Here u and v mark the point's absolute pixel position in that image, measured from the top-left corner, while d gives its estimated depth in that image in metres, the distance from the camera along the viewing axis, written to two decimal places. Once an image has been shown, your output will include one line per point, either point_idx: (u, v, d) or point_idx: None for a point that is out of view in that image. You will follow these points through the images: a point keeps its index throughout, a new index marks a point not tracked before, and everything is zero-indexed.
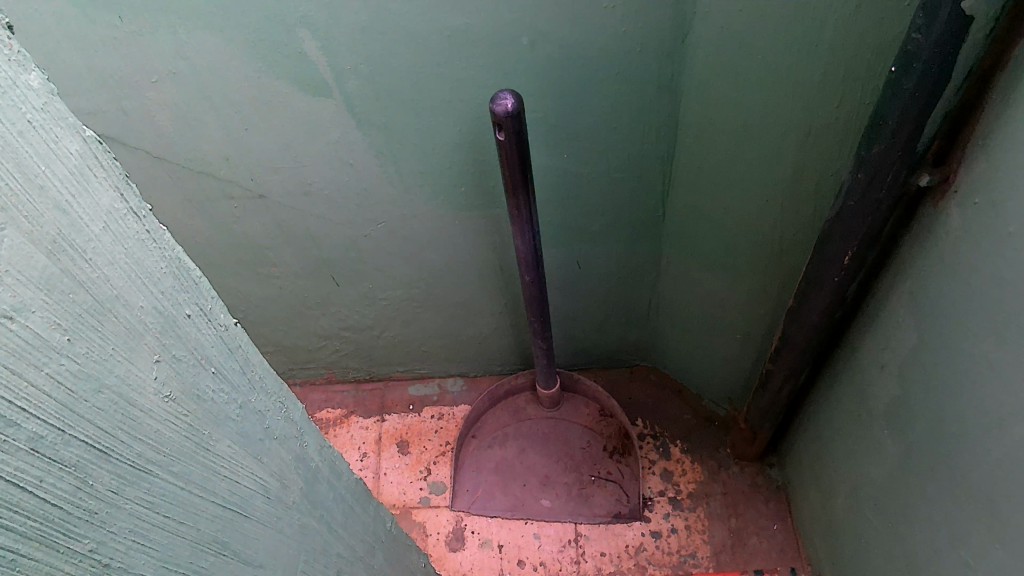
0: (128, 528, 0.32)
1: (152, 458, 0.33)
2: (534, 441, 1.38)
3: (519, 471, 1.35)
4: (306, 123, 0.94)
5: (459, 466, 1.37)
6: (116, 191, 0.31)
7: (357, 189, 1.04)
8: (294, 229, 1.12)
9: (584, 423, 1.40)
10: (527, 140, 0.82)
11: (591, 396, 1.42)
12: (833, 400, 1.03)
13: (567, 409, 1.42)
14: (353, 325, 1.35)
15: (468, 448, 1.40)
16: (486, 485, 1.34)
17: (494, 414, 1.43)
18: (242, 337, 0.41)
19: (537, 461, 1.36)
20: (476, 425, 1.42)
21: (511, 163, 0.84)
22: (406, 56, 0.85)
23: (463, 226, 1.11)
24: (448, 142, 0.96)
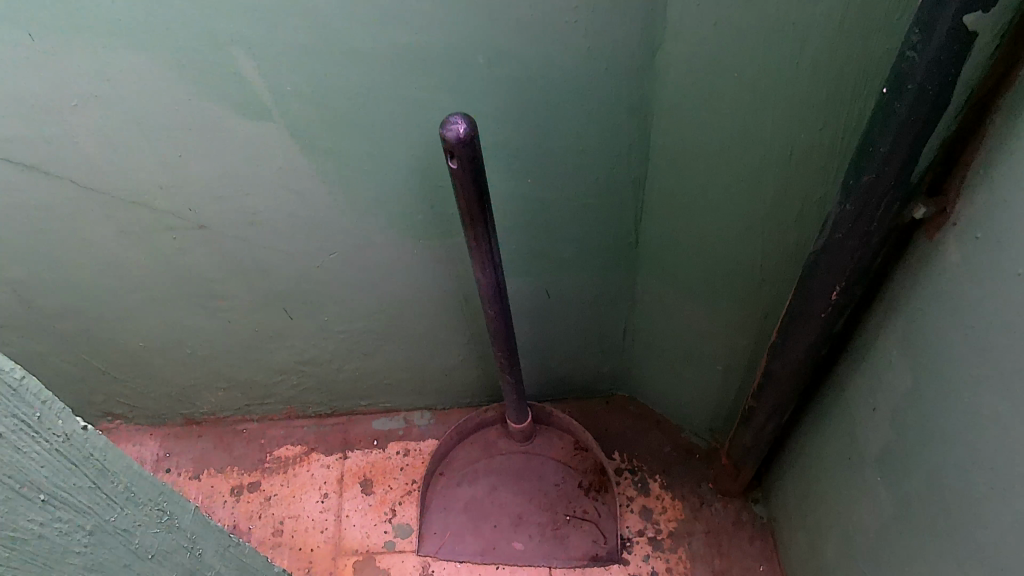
0: None
1: None
2: (505, 478, 1.30)
3: (490, 511, 1.26)
4: (244, 148, 0.86)
5: (426, 507, 1.28)
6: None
7: (306, 218, 0.96)
8: (239, 261, 1.03)
9: (558, 457, 1.32)
10: (482, 168, 0.75)
11: (565, 427, 1.34)
12: (818, 440, 0.96)
13: (540, 442, 1.33)
14: (312, 359, 1.26)
15: (435, 486, 1.31)
16: (454, 527, 1.25)
17: (464, 449, 1.34)
18: (63, 415, 0.45)
19: (508, 499, 1.27)
20: (444, 461, 1.33)
21: (463, 193, 0.77)
22: (351, 75, 0.77)
23: (423, 255, 1.03)
24: (403, 168, 0.88)
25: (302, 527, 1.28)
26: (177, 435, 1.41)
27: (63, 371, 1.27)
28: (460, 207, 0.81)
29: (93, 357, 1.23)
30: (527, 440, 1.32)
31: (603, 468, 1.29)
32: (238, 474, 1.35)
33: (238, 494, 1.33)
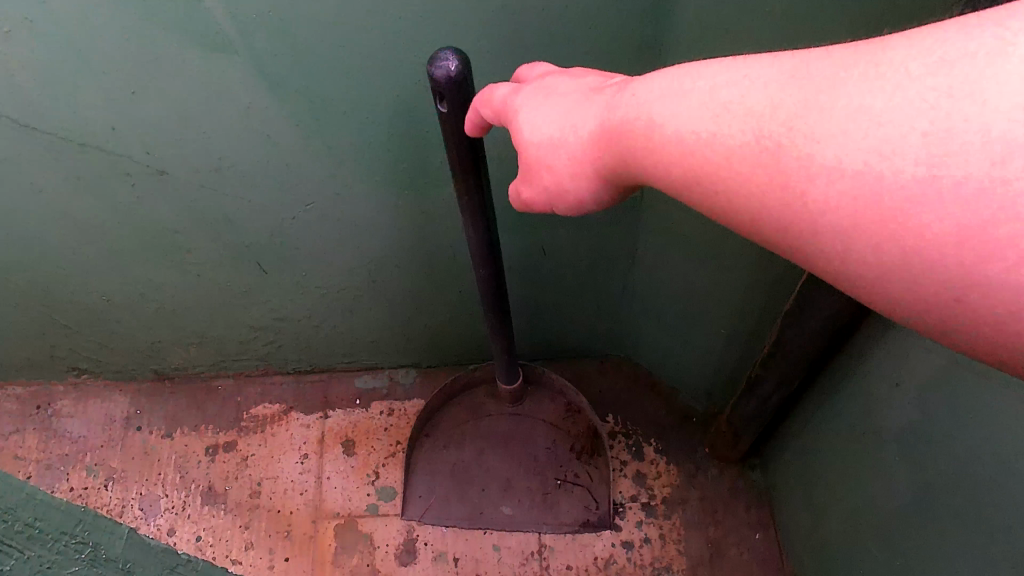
0: None
1: None
2: (494, 442, 1.22)
3: (477, 475, 1.20)
4: (207, 87, 0.76)
5: (409, 471, 1.21)
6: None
7: (279, 166, 0.87)
8: (206, 211, 0.94)
9: (549, 420, 1.24)
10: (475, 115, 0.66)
11: (557, 389, 1.26)
12: (828, 412, 0.91)
13: (531, 404, 1.26)
14: (289, 315, 1.18)
15: (419, 448, 1.23)
16: (439, 491, 1.19)
17: (450, 411, 1.26)
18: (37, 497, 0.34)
19: (496, 464, 1.21)
20: (429, 422, 1.25)
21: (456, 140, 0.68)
22: (326, 5, 0.67)
23: (408, 208, 0.95)
24: (386, 112, 0.79)
25: (280, 489, 1.22)
26: (148, 392, 1.34)
27: (20, 325, 1.18)
28: (450, 158, 0.73)
29: (53, 312, 1.15)
30: (518, 402, 1.24)
31: (597, 432, 1.22)
32: (212, 434, 1.29)
33: (212, 454, 1.27)
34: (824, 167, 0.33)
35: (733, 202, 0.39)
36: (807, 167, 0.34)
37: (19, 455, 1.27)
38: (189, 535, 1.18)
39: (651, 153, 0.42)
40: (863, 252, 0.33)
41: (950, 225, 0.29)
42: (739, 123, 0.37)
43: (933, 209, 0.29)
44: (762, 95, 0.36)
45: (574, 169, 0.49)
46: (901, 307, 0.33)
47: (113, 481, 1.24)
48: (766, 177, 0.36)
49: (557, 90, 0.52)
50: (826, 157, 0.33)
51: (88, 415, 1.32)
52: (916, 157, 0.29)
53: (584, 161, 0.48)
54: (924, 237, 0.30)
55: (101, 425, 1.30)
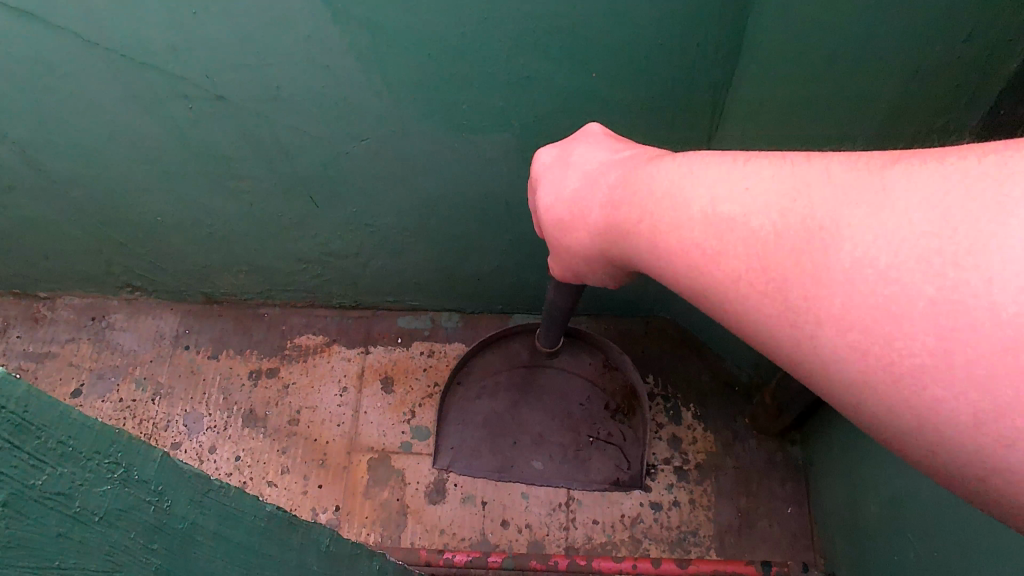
0: None
1: None
2: (528, 393, 1.19)
3: (510, 427, 1.18)
4: (266, 13, 0.75)
5: (443, 417, 1.21)
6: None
7: (336, 99, 0.86)
8: (262, 139, 0.94)
9: (586, 375, 1.20)
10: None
11: (597, 344, 1.21)
12: None
13: (568, 357, 1.21)
14: (337, 250, 1.19)
15: (452, 395, 1.22)
16: (472, 441, 1.19)
17: (485, 356, 1.22)
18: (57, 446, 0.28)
19: (530, 416, 1.18)
20: (463, 367, 1.22)
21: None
22: None
23: (464, 150, 0.93)
24: (447, 49, 0.77)
25: (318, 419, 1.25)
26: (197, 312, 1.37)
27: (78, 238, 1.21)
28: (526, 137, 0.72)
29: (111, 227, 1.17)
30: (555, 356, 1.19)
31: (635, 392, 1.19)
32: (256, 359, 1.32)
33: (255, 378, 1.30)
34: (835, 303, 0.28)
35: (764, 323, 0.31)
36: (803, 283, 0.29)
37: (73, 363, 1.32)
38: (229, 454, 1.22)
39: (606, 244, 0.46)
40: (884, 402, 0.27)
41: (1004, 401, 0.22)
42: (739, 235, 0.33)
43: (979, 378, 0.23)
44: (781, 206, 0.31)
45: (568, 234, 0.51)
46: (944, 475, 0.26)
47: (160, 395, 1.28)
48: (782, 301, 0.30)
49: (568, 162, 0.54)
50: (835, 272, 0.28)
51: (139, 331, 1.36)
52: (965, 315, 0.23)
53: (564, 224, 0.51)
54: (969, 407, 0.24)
55: (151, 341, 1.34)
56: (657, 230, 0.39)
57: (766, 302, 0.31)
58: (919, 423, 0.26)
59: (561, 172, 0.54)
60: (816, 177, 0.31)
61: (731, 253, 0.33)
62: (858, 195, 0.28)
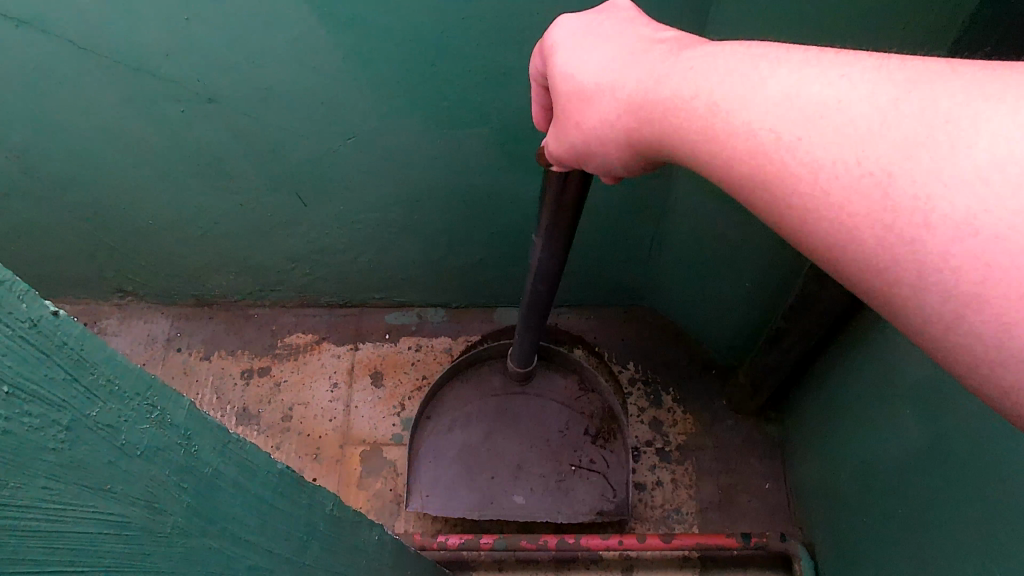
0: None
1: None
2: (502, 423, 1.19)
3: (487, 460, 1.16)
4: (257, 17, 0.78)
5: (414, 457, 1.17)
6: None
7: (324, 98, 0.90)
8: (252, 139, 0.98)
9: (560, 399, 1.22)
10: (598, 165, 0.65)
11: (570, 366, 1.25)
12: (847, 366, 0.93)
13: (542, 382, 1.24)
14: (325, 248, 1.22)
15: (423, 432, 1.20)
16: (446, 478, 1.15)
17: (456, 391, 1.23)
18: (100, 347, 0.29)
19: (506, 447, 1.17)
20: (432, 405, 1.22)
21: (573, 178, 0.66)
22: None
23: (447, 145, 0.97)
24: (429, 47, 0.81)
25: (311, 414, 1.28)
26: (188, 315, 1.40)
27: (70, 244, 1.24)
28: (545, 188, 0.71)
29: (103, 232, 1.20)
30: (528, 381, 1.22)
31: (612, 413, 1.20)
32: (248, 358, 1.35)
33: (248, 377, 1.33)
34: (957, 207, 0.23)
35: (827, 226, 0.27)
36: (891, 157, 0.25)
37: None
38: None
39: (647, 116, 0.39)
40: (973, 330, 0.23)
41: None
42: (832, 121, 0.27)
43: None
44: (894, 93, 0.26)
45: (586, 109, 0.45)
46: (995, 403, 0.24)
47: None
48: (870, 205, 0.25)
49: (597, 33, 0.47)
50: (962, 170, 0.23)
51: (132, 335, 1.38)
52: None
53: (590, 95, 0.44)
54: None
55: (144, 344, 1.37)
56: (712, 92, 0.34)
57: (836, 172, 0.26)
58: (988, 367, 0.23)
59: (576, 43, 0.47)
60: (941, 68, 0.25)
61: (817, 141, 0.27)
62: (999, 89, 0.23)
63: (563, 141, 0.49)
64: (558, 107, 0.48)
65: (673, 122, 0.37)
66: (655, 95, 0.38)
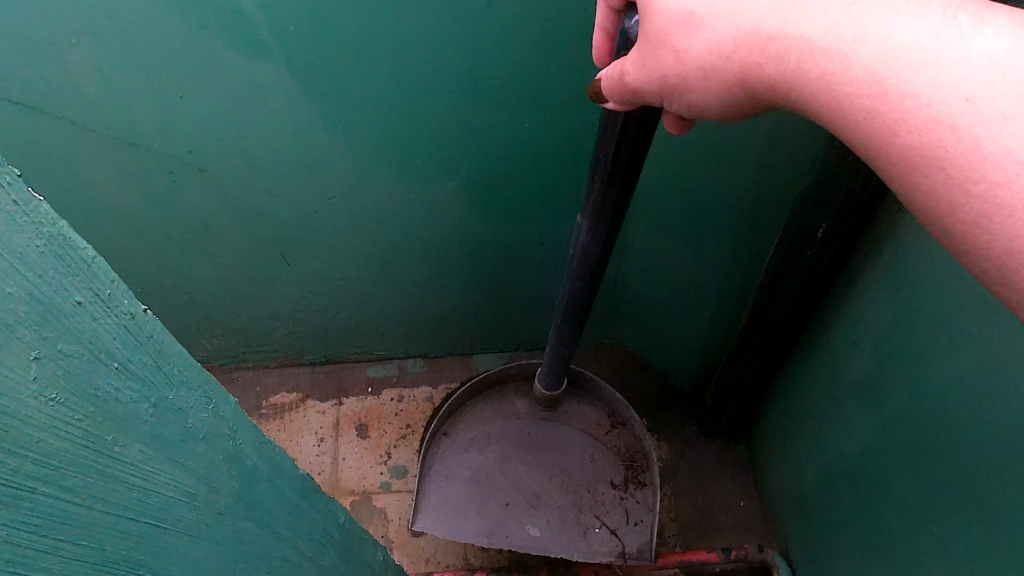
0: (40, 524, 0.27)
1: (37, 469, 0.27)
2: (522, 448, 1.19)
3: (501, 485, 1.15)
4: (245, 90, 0.87)
5: (425, 474, 1.16)
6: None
7: (307, 161, 0.98)
8: (239, 203, 1.05)
9: (586, 431, 1.22)
10: (653, 126, 0.61)
11: (599, 397, 1.24)
12: (801, 377, 1.01)
13: (569, 412, 1.23)
14: (308, 305, 1.28)
15: (437, 448, 1.20)
16: (457, 499, 1.14)
17: (477, 411, 1.24)
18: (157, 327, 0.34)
19: (524, 475, 1.17)
20: (450, 422, 1.22)
21: (625, 143, 0.62)
22: (352, 15, 0.77)
23: (421, 199, 1.06)
24: (403, 109, 0.90)
25: None
26: None
27: None
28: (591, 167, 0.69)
29: None
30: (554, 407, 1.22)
31: (638, 451, 1.19)
32: None
33: None
34: None
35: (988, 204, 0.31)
36: None
37: None
38: None
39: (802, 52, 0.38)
40: None
41: None
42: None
43: None
44: None
45: (701, 43, 0.43)
46: None
47: None
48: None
49: None
50: None
51: None
52: None
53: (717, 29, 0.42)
54: None
55: None
56: (886, 37, 0.35)
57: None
58: None
59: None
60: None
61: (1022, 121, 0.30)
62: None
63: (642, 67, 0.47)
64: (645, 29, 0.46)
65: (823, 70, 0.37)
66: (802, 32, 0.38)
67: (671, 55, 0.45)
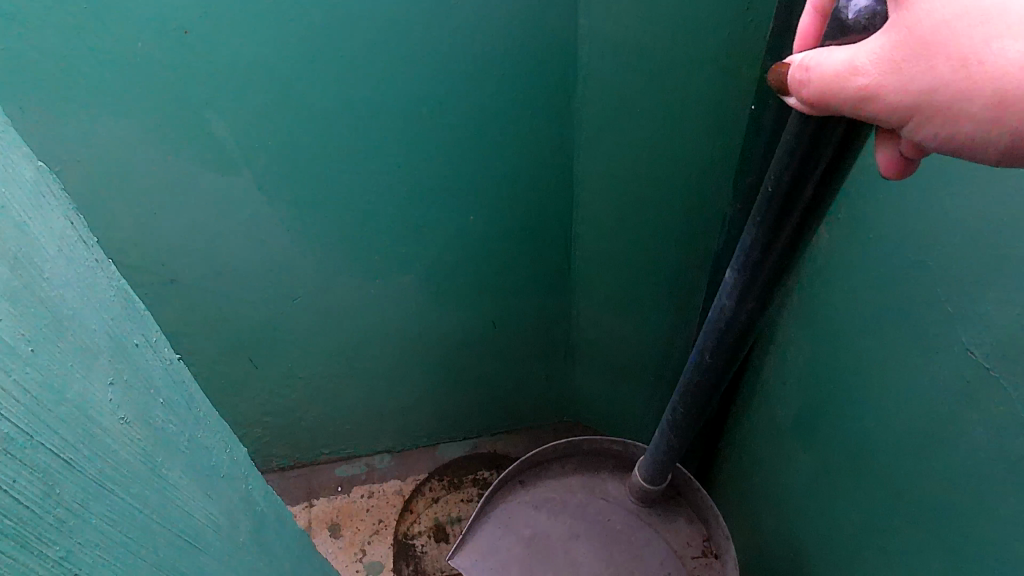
0: (117, 520, 0.32)
1: (115, 474, 0.32)
2: (596, 533, 1.08)
3: (557, 559, 1.06)
4: (216, 202, 0.94)
5: (486, 519, 1.11)
6: (54, 189, 0.31)
7: (273, 264, 1.05)
8: (209, 311, 1.11)
9: (670, 547, 1.06)
10: (856, 145, 0.49)
11: (702, 515, 1.07)
12: (744, 425, 1.10)
13: (663, 518, 1.08)
14: (275, 408, 1.32)
15: (506, 499, 1.14)
16: (506, 555, 1.07)
17: (575, 480, 1.15)
18: (184, 373, 0.41)
19: (583, 559, 1.05)
20: (534, 479, 1.15)
21: (826, 155, 0.48)
22: (313, 128, 0.87)
23: (380, 292, 1.14)
24: (360, 209, 0.99)
25: None
26: None
27: None
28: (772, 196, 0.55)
29: None
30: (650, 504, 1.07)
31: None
32: None
33: None
34: None
35: None
36: None
37: None
38: None
39: None
40: None
41: None
42: None
43: None
44: None
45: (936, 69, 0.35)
46: None
47: None
48: None
49: None
50: None
51: None
52: None
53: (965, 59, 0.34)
54: None
55: None
56: None
57: None
58: None
59: None
60: None
61: None
62: None
63: (840, 84, 0.37)
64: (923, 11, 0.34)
65: None
66: None
67: (929, 65, 0.35)
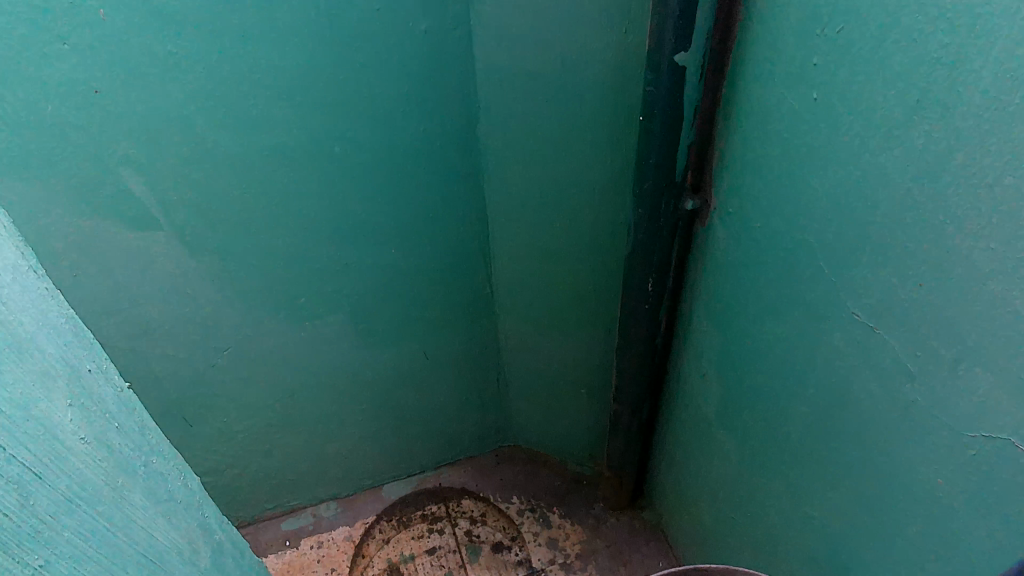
0: (81, 536, 0.34)
1: (80, 490, 0.34)
2: None
3: None
4: (136, 260, 0.94)
5: None
6: (5, 224, 0.34)
7: (200, 318, 1.05)
8: (135, 374, 1.08)
9: None
10: None
11: None
12: (674, 423, 1.15)
13: None
14: (212, 469, 1.29)
15: None
16: None
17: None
18: (134, 402, 0.43)
19: None
20: None
21: None
22: (229, 177, 0.89)
23: (310, 336, 1.15)
24: (283, 254, 1.01)
25: None
26: None
27: None
28: None
29: None
30: None
31: None
32: None
33: None
34: None
35: None
36: None
37: None
38: None
39: None
40: None
41: None
42: None
43: None
44: None
45: None
46: None
47: None
48: None
49: None
50: None
51: None
52: None
53: None
54: None
55: None
56: None
57: None
58: None
59: None
60: None
61: None
62: None
63: None
64: None
65: None
66: None
67: None
